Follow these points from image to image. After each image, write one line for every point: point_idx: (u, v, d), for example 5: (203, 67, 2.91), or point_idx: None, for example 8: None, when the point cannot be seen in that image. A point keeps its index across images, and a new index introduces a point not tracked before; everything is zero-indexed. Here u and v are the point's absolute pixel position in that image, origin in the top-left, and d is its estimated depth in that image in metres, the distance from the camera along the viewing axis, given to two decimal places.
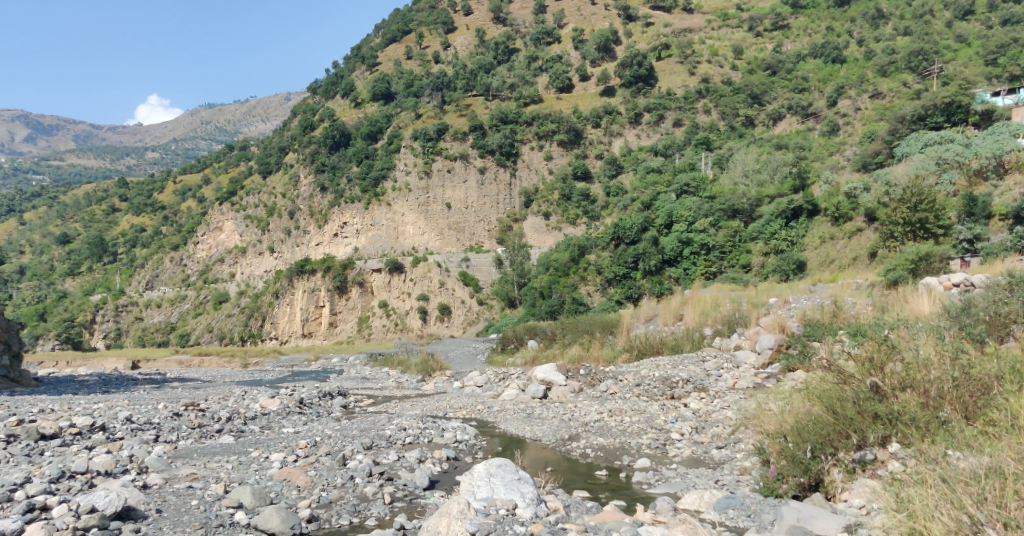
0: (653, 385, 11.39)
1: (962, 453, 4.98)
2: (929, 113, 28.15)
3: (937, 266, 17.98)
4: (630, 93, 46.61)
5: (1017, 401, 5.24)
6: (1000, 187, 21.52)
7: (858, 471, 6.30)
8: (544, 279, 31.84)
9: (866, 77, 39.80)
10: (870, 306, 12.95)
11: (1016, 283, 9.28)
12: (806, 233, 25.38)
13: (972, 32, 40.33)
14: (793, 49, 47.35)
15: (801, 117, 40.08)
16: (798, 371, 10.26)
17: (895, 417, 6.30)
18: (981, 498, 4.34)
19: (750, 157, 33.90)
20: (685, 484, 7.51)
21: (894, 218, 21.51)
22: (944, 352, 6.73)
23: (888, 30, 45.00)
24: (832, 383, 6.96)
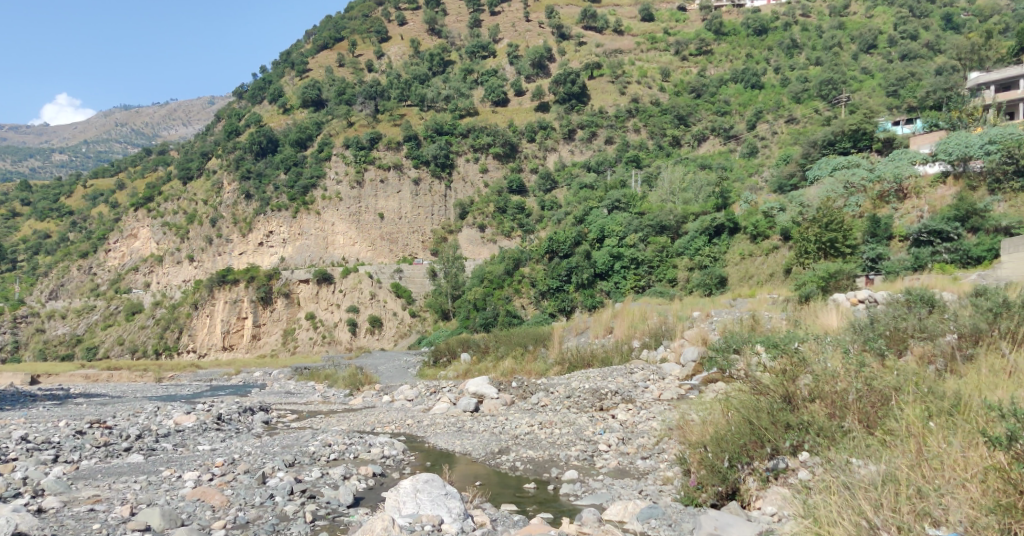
0: (583, 396, 11.57)
1: (864, 460, 5.31)
2: (838, 140, 29.77)
3: (844, 283, 19.10)
4: (563, 110, 47.49)
5: (912, 411, 5.63)
6: (900, 210, 23.43)
7: (771, 480, 6.61)
8: (478, 292, 31.21)
9: (781, 104, 41.98)
10: (785, 320, 13.54)
11: (914, 300, 9.94)
12: (727, 250, 26.48)
13: (875, 65, 43.84)
14: (715, 74, 49.49)
15: (722, 139, 41.71)
16: (720, 383, 10.62)
17: (805, 426, 6.63)
18: (880, 504, 4.59)
19: (676, 176, 34.98)
20: (610, 495, 7.67)
21: (808, 237, 22.50)
22: (850, 364, 7.14)
23: (801, 60, 47.61)
24: (748, 395, 7.31)
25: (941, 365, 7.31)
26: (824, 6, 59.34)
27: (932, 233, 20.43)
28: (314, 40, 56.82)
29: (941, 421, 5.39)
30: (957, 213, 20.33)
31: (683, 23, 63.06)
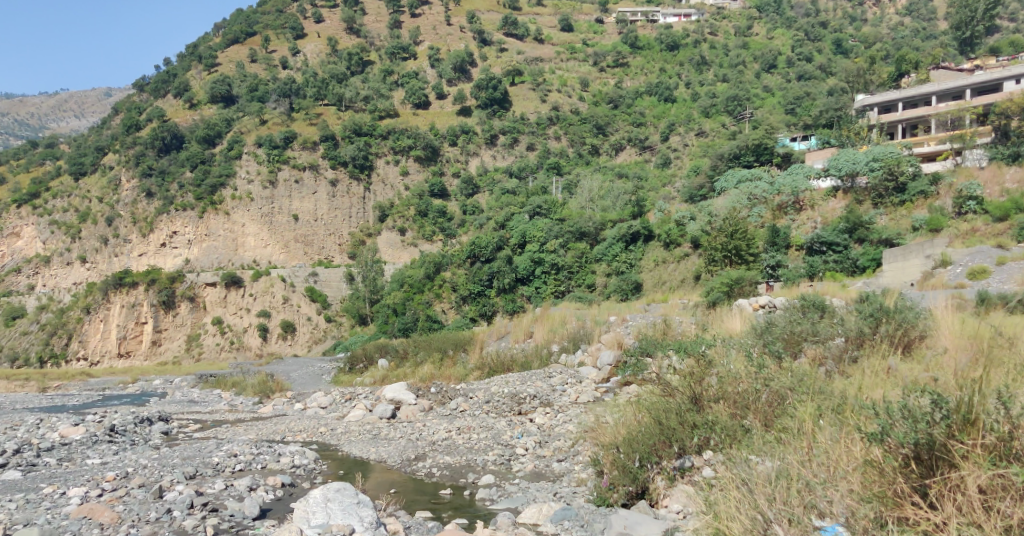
0: (502, 401, 11.69)
1: (760, 457, 5.61)
2: (743, 153, 31.65)
3: (747, 289, 20.23)
4: (485, 115, 47.57)
5: (803, 411, 6.02)
6: (796, 221, 26.31)
7: (678, 478, 6.87)
8: (397, 296, 30.87)
9: (692, 117, 44.37)
10: (694, 324, 14.10)
11: (808, 306, 10.59)
12: (642, 256, 27.70)
13: (775, 84, 47.67)
14: (631, 86, 51.36)
15: (638, 149, 43.27)
16: (633, 385, 10.92)
17: (709, 425, 6.95)
18: (772, 498, 4.85)
19: (595, 184, 35.87)
20: (525, 499, 7.80)
21: (715, 245, 24.12)
22: (750, 366, 7.53)
23: (710, 76, 50.83)
24: (658, 397, 7.61)
25: (830, 366, 7.83)
26: (730, 26, 62.80)
27: (824, 243, 23.13)
28: (224, 33, 54.71)
29: (827, 418, 5.79)
30: (846, 225, 23.09)
31: (600, 35, 65.06)
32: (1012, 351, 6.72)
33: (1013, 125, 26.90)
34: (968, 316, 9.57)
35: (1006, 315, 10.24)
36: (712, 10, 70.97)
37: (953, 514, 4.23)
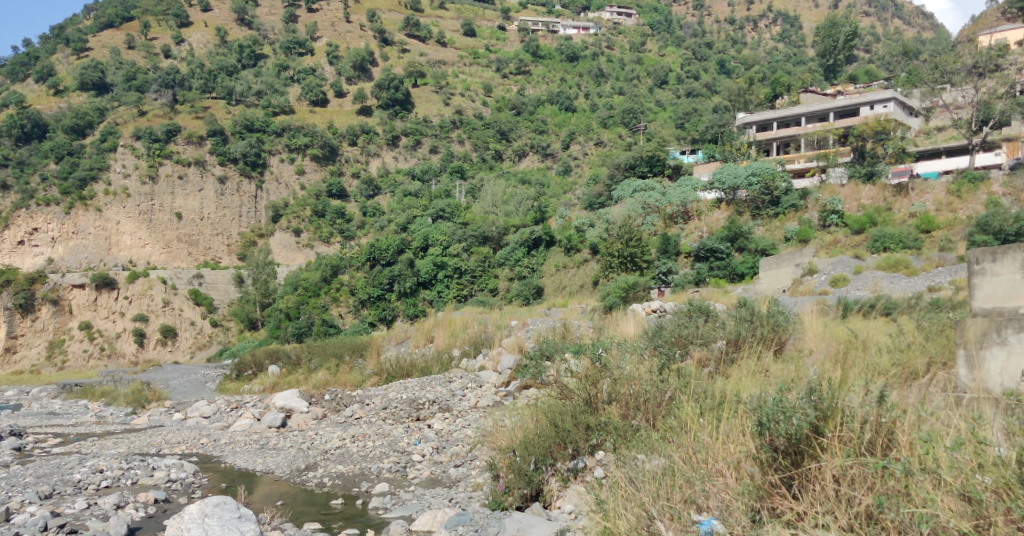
0: (399, 407, 11.50)
1: (648, 456, 5.77)
2: (637, 164, 34.04)
3: (641, 293, 21.32)
4: (387, 116, 47.29)
5: (688, 411, 6.25)
6: (685, 230, 28.30)
7: (571, 479, 6.97)
8: (291, 300, 29.13)
9: (592, 127, 46.26)
10: (592, 328, 14.45)
11: (694, 310, 11.05)
12: (543, 261, 28.82)
13: (667, 99, 51.79)
14: (533, 94, 52.60)
15: (540, 156, 44.18)
16: (532, 389, 11.02)
17: (601, 427, 7.15)
18: (656, 496, 5.00)
19: (498, 189, 36.52)
20: (420, 506, 7.68)
21: (611, 252, 25.51)
22: (644, 368, 7.77)
23: (607, 88, 53.59)
24: (555, 400, 7.73)
25: (714, 368, 8.20)
26: (625, 42, 66.13)
27: (708, 250, 24.45)
28: (96, 16, 52.21)
29: (708, 417, 6.03)
30: (728, 234, 24.67)
31: (502, 42, 66.14)
32: (870, 350, 7.21)
33: (868, 147, 29.99)
34: (831, 319, 10.35)
35: (862, 319, 11.23)
36: (609, 24, 73.83)
37: (813, 503, 4.45)
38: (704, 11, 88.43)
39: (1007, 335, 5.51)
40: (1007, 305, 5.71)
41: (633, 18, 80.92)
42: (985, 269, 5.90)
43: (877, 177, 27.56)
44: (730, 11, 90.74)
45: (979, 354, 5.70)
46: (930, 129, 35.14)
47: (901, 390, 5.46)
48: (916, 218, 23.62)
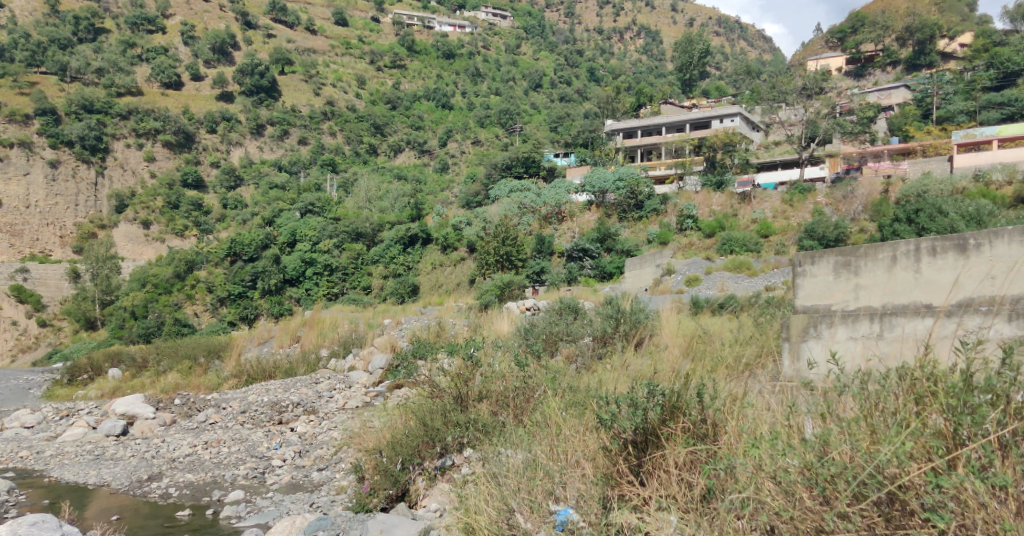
0: (260, 411, 10.93)
1: (513, 450, 5.76)
2: (513, 164, 34.75)
3: (516, 292, 21.64)
4: (251, 103, 45.83)
5: (552, 405, 6.33)
6: (559, 230, 29.05)
7: (438, 477, 6.87)
8: (137, 298, 25.76)
9: (468, 126, 46.98)
10: (466, 326, 14.48)
11: (564, 307, 11.35)
12: (420, 259, 29.00)
13: (540, 102, 53.44)
14: (409, 89, 52.24)
15: (417, 152, 43.87)
16: (403, 388, 10.86)
17: (471, 424, 7.09)
18: (517, 489, 5.02)
19: (372, 184, 35.95)
20: (277, 513, 7.29)
21: (487, 250, 25.78)
22: (513, 365, 7.82)
23: (484, 87, 54.37)
24: (424, 399, 7.62)
25: (581, 363, 8.40)
26: (499, 42, 67.28)
27: (581, 251, 25.42)
28: None
29: (571, 410, 6.13)
30: (597, 236, 25.84)
31: (376, 33, 65.42)
32: (715, 345, 7.60)
33: (718, 157, 32.06)
34: (685, 316, 10.93)
35: (711, 316, 12.19)
36: (485, 25, 74.59)
37: (657, 489, 4.61)
38: (575, 19, 91.82)
39: (822, 330, 6.17)
40: (822, 303, 6.29)
41: (508, 21, 82.71)
42: (805, 271, 6.40)
43: (726, 185, 29.74)
44: (598, 21, 94.83)
45: (798, 346, 6.31)
46: (769, 143, 38.17)
47: (743, 384, 5.77)
48: (756, 224, 25.48)
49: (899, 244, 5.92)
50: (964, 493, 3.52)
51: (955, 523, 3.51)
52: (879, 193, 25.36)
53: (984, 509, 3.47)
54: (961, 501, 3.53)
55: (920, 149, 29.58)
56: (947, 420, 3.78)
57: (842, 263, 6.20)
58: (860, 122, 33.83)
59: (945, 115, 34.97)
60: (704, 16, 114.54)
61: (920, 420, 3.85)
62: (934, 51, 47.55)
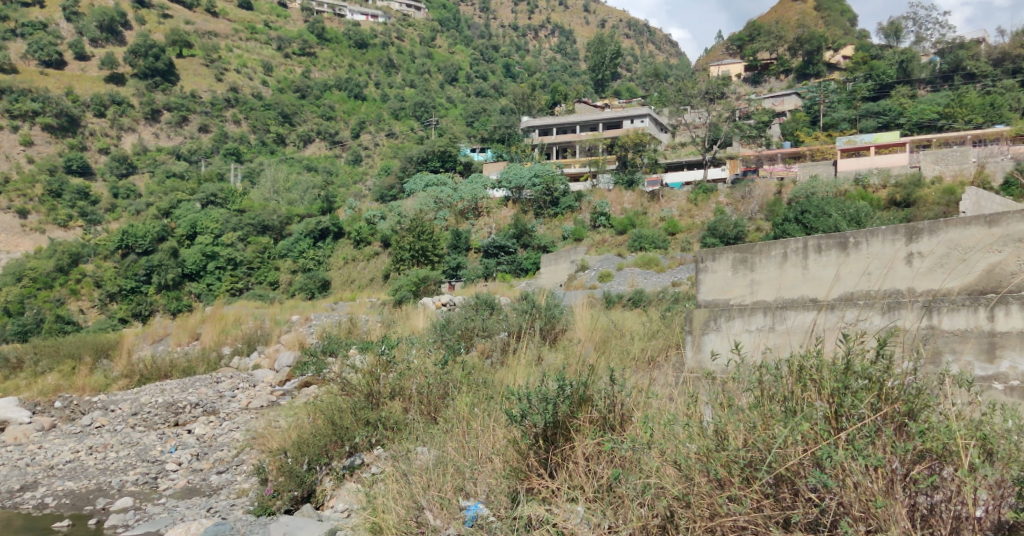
0: (153, 412, 10.30)
1: (426, 447, 5.63)
2: (429, 158, 34.58)
3: (432, 287, 21.48)
4: (145, 87, 43.58)
5: (464, 402, 6.24)
6: (476, 226, 29.01)
7: (346, 477, 6.60)
8: (12, 294, 23.48)
9: (382, 117, 46.51)
10: (379, 323, 14.21)
11: (481, 302, 11.32)
12: (331, 253, 28.59)
13: (456, 96, 53.30)
14: (320, 77, 50.95)
15: (328, 143, 42.88)
16: (312, 386, 10.52)
17: (383, 422, 6.90)
18: (426, 486, 4.93)
19: (280, 175, 34.90)
20: (169, 520, 6.83)
21: (402, 246, 25.21)
22: (429, 361, 7.69)
23: (397, 79, 53.74)
24: (335, 396, 7.41)
25: (497, 357, 8.34)
26: (414, 34, 66.50)
27: (497, 247, 25.39)
28: None
29: (482, 406, 6.06)
30: (514, 232, 25.96)
31: (285, 19, 63.41)
32: (626, 339, 7.65)
33: (629, 156, 33.17)
34: (599, 312, 11.01)
35: (624, 310, 12.41)
36: (398, 15, 73.55)
37: (564, 481, 4.58)
38: (490, 15, 92.12)
39: (720, 322, 6.40)
40: (721, 298, 6.55)
41: (422, 13, 82.12)
42: (707, 267, 6.69)
43: (636, 184, 30.62)
44: (513, 17, 95.49)
45: (700, 338, 6.53)
46: (676, 144, 39.46)
47: (650, 375, 5.84)
48: (664, 222, 26.22)
49: (789, 243, 6.21)
50: (845, 474, 3.57)
51: (835, 502, 3.56)
52: (773, 194, 26.67)
53: (860, 490, 3.52)
54: (842, 482, 3.57)
55: (808, 154, 31.27)
56: (830, 405, 3.85)
57: (738, 261, 6.50)
58: (757, 127, 35.64)
59: (829, 123, 37.14)
60: (615, 18, 117.34)
61: (806, 408, 3.93)
62: (821, 61, 50.54)
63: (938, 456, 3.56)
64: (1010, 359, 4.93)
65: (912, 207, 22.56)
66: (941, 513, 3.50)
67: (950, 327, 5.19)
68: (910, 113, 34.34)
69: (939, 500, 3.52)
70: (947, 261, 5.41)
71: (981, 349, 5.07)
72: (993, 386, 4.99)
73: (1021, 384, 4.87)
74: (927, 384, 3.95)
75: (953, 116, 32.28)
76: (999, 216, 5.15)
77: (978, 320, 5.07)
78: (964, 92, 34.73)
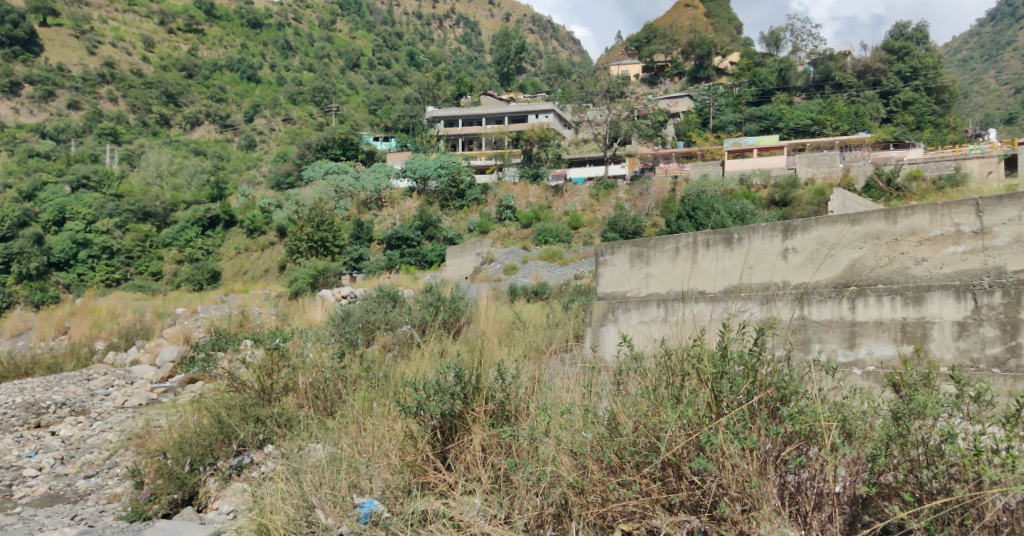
0: (11, 413, 9.33)
1: (319, 444, 5.33)
2: (329, 145, 33.79)
3: (332, 279, 20.85)
4: (2, 56, 40.23)
5: (361, 397, 6.01)
6: (379, 216, 28.41)
7: (233, 477, 6.07)
8: None
9: (278, 102, 44.92)
10: (273, 315, 13.63)
11: (381, 294, 11.03)
12: (221, 243, 27.35)
13: (357, 83, 52.09)
14: (208, 56, 48.43)
15: (218, 126, 41.15)
16: (197, 383, 9.94)
17: (273, 418, 6.52)
18: (318, 484, 4.57)
19: (163, 157, 32.98)
20: (26, 530, 6.07)
21: (300, 235, 24.46)
22: (326, 357, 7.38)
23: (294, 63, 52.01)
24: (222, 393, 6.86)
25: (397, 349, 8.14)
26: (313, 17, 64.42)
27: (400, 238, 24.94)
28: None
29: (379, 401, 5.84)
30: (419, 224, 25.61)
31: None
32: (527, 330, 7.60)
33: (534, 151, 33.12)
34: (503, 304, 10.96)
35: (526, 302, 12.42)
36: None
37: (462, 473, 4.45)
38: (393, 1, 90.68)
39: (617, 314, 6.56)
40: (619, 291, 6.75)
41: None
42: (605, 260, 6.88)
43: (542, 178, 30.89)
44: (417, 4, 94.26)
45: (598, 331, 6.68)
46: (579, 140, 40.15)
47: (546, 367, 5.70)
48: (567, 216, 26.58)
49: (681, 237, 6.33)
50: (725, 457, 3.55)
51: (715, 484, 3.56)
52: (668, 192, 27.50)
53: (738, 471, 3.50)
54: (721, 464, 3.55)
55: (700, 154, 32.49)
56: (710, 390, 3.83)
57: (635, 255, 6.63)
58: (653, 126, 36.76)
59: (718, 125, 38.65)
60: (519, 12, 117.91)
61: (689, 394, 3.91)
62: (711, 66, 52.72)
63: (803, 437, 3.57)
64: (868, 346, 5.15)
65: (789, 207, 23.77)
66: (807, 490, 3.51)
67: (818, 317, 5.39)
68: (788, 118, 36.24)
69: (807, 478, 3.52)
70: (817, 256, 5.57)
71: (843, 338, 5.28)
72: (853, 372, 5.20)
73: (876, 370, 5.08)
74: (799, 372, 3.99)
75: (824, 123, 34.56)
76: (860, 216, 5.37)
77: (842, 311, 5.28)
78: (833, 100, 37.03)
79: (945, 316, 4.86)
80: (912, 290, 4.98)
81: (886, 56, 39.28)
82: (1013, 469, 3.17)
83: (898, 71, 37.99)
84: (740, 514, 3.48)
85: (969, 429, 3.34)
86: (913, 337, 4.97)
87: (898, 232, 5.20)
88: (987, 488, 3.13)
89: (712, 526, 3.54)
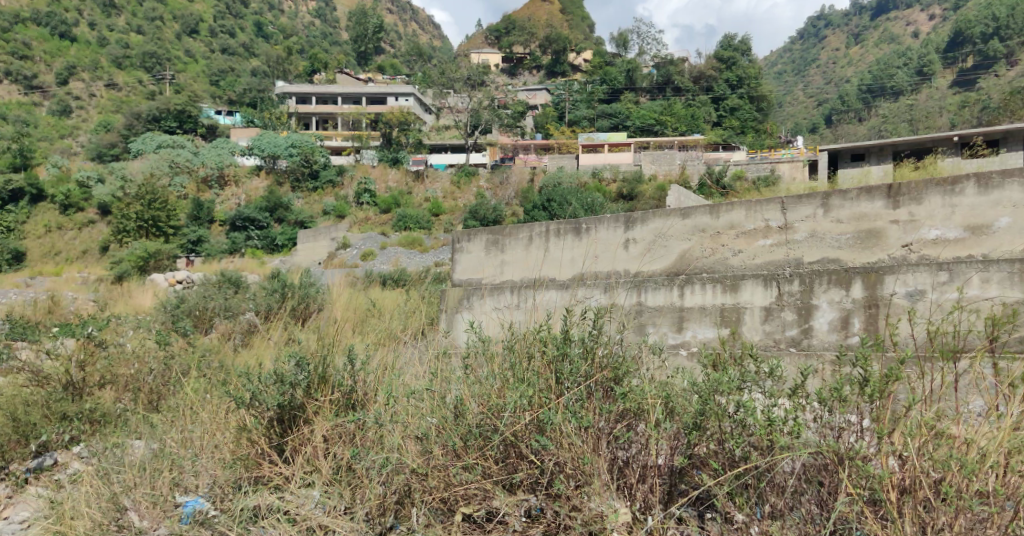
0: None
1: (143, 440, 4.73)
2: (162, 116, 31.18)
3: (164, 263, 19.29)
4: None
5: (191, 388, 5.46)
6: (221, 196, 26.76)
7: (30, 481, 4.92)
8: None
9: (100, 65, 41.01)
10: (89, 302, 12.31)
11: (222, 281, 10.26)
12: (27, 218, 24.56)
13: (196, 50, 48.61)
14: (9, 6, 42.99)
15: (23, 87, 36.90)
16: None
17: (84, 414, 5.54)
18: (134, 484, 4.05)
19: None
20: None
21: (129, 213, 22.30)
22: (151, 344, 6.62)
23: (120, 23, 47.71)
24: (20, 383, 5.81)
25: (240, 338, 7.54)
26: None
27: (247, 220, 23.64)
28: None
29: (213, 392, 5.34)
30: (267, 205, 24.44)
31: None
32: (381, 317, 7.28)
33: (394, 134, 32.44)
34: (354, 290, 10.55)
35: (379, 288, 12.11)
36: None
37: (300, 465, 4.08)
38: None
39: (472, 301, 6.50)
40: (475, 277, 6.70)
41: None
42: (462, 247, 6.82)
43: (401, 162, 30.60)
44: None
45: (452, 317, 6.60)
46: (438, 126, 39.89)
47: (397, 352, 5.45)
48: (428, 203, 26.33)
49: (534, 226, 6.35)
50: (562, 436, 3.52)
51: (552, 462, 3.49)
52: (527, 181, 27.97)
53: (573, 449, 3.47)
54: (558, 443, 3.51)
55: (556, 146, 33.35)
56: (549, 375, 3.82)
57: (490, 243, 6.60)
58: (513, 116, 37.37)
59: (573, 119, 39.75)
60: None
61: (531, 376, 3.86)
62: (566, 61, 54.35)
63: (634, 414, 3.61)
64: (693, 329, 5.40)
65: (634, 200, 24.91)
66: (633, 463, 3.51)
67: (652, 303, 5.59)
68: (635, 116, 38.09)
69: (634, 453, 3.53)
70: (654, 248, 5.80)
71: (675, 322, 5.49)
72: (679, 353, 5.43)
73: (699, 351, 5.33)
74: (631, 354, 4.05)
75: (666, 124, 36.65)
76: (690, 210, 5.63)
77: (672, 297, 5.50)
78: (673, 102, 39.30)
79: (755, 302, 5.17)
80: (730, 278, 5.27)
81: (716, 64, 42.26)
82: (799, 436, 3.32)
83: (727, 78, 40.97)
84: (573, 490, 3.44)
85: (765, 404, 3.48)
86: (731, 321, 5.26)
87: (720, 226, 5.50)
88: (780, 454, 3.29)
89: (548, 502, 3.47)
